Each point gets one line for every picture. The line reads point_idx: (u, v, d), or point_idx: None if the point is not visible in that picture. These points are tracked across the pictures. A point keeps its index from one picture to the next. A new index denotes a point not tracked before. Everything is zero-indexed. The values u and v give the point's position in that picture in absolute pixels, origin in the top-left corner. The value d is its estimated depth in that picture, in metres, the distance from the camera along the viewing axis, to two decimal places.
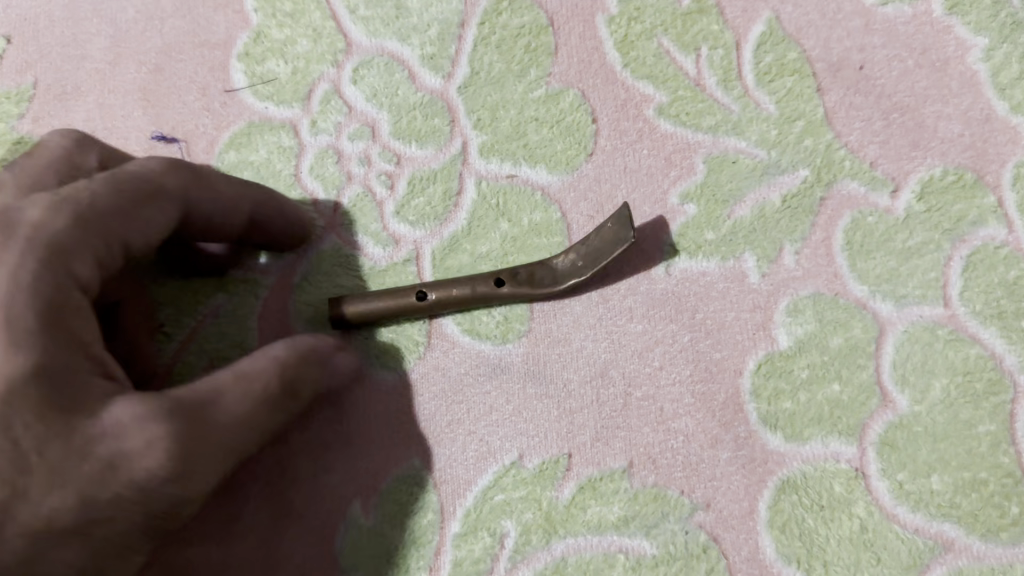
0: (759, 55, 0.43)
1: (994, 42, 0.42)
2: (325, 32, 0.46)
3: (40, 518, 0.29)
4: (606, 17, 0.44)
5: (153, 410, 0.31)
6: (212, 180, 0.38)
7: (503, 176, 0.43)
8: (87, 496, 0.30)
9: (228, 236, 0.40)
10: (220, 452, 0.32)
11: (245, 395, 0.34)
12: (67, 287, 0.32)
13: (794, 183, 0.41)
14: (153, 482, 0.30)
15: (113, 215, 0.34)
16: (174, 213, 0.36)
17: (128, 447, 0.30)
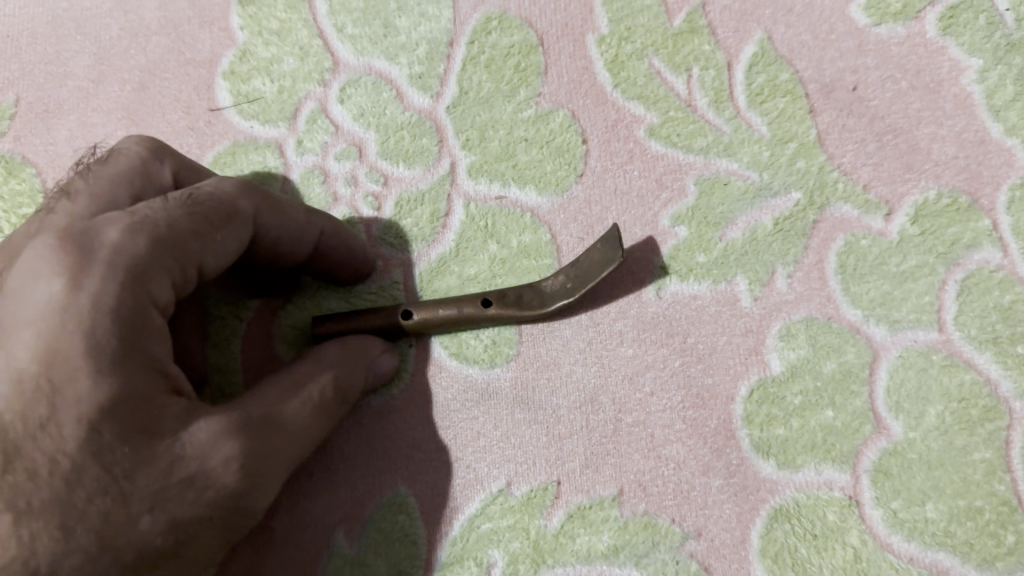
0: (751, 76, 0.42)
1: (989, 64, 0.41)
2: (311, 49, 0.45)
3: (136, 543, 0.30)
4: (596, 37, 0.44)
5: (227, 427, 0.32)
6: (280, 201, 0.38)
7: (492, 198, 0.42)
8: (176, 517, 0.30)
9: (293, 260, 0.39)
10: (286, 462, 0.34)
11: (308, 403, 0.35)
12: (148, 309, 0.31)
13: (787, 205, 0.41)
14: (231, 497, 0.32)
15: (191, 238, 0.33)
16: (246, 233, 0.36)
17: (210, 468, 0.31)
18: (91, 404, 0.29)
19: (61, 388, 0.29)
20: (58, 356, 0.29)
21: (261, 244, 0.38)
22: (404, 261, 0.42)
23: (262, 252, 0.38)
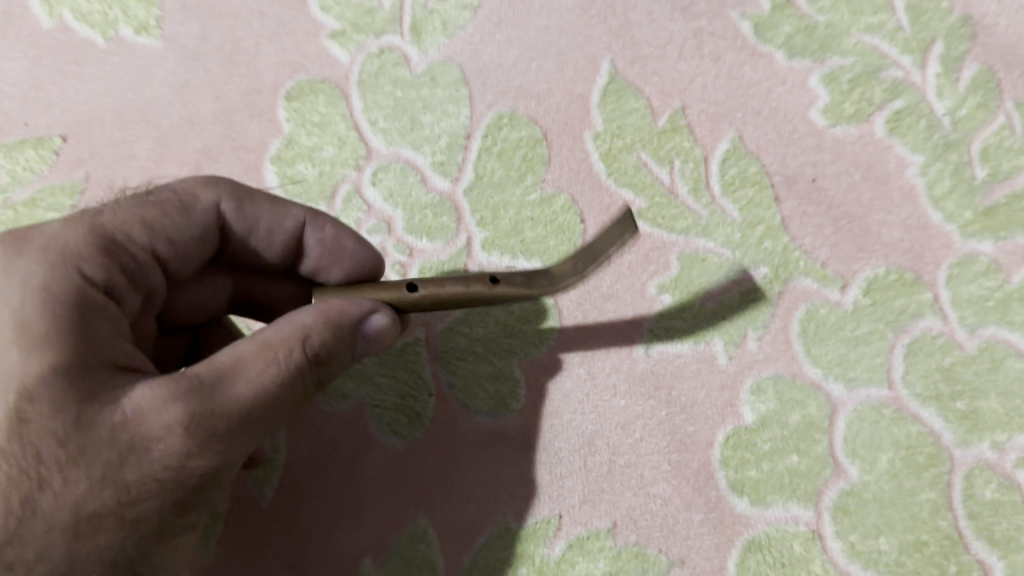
0: (724, 169, 0.48)
1: (929, 160, 0.47)
2: (348, 139, 0.51)
3: (74, 499, 0.33)
4: (592, 134, 0.49)
5: (171, 393, 0.34)
6: (250, 192, 0.43)
7: (503, 268, 0.48)
8: (115, 477, 0.33)
9: (281, 255, 0.45)
10: (241, 424, 0.34)
11: (268, 366, 0.35)
12: (88, 291, 0.37)
13: (756, 279, 0.47)
14: (176, 459, 0.34)
15: (134, 224, 0.40)
16: (207, 224, 0.42)
17: (148, 431, 0.33)
18: (25, 371, 0.34)
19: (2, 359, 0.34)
20: None
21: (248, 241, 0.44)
22: (425, 321, 0.49)
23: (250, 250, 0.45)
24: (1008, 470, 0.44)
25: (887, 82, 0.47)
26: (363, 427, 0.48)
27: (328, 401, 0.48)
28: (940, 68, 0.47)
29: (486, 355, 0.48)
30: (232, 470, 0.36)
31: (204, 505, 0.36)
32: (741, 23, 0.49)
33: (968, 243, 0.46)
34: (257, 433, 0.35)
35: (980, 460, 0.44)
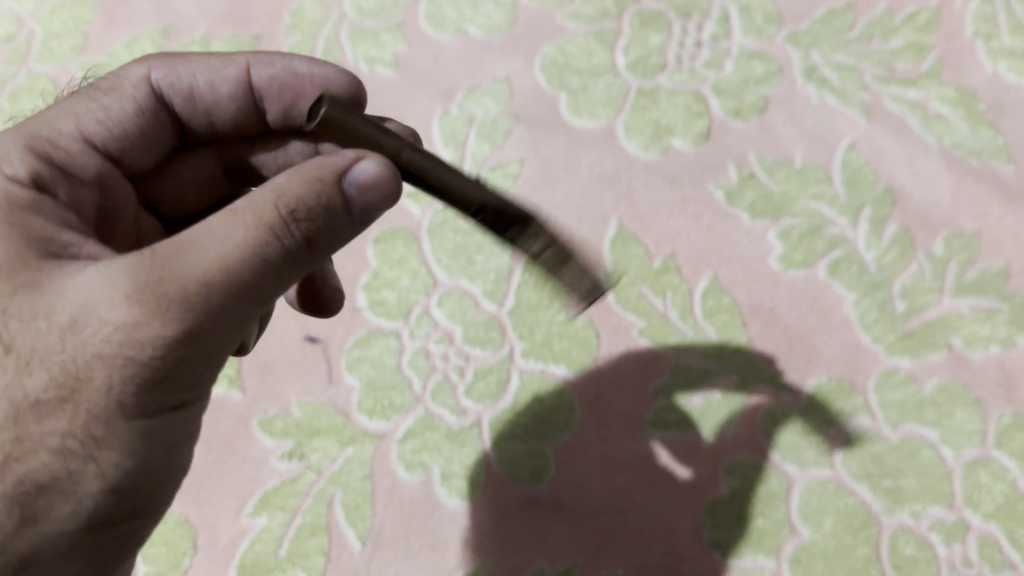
0: (704, 299, 0.62)
1: (860, 297, 0.61)
2: (420, 273, 0.64)
3: (26, 382, 0.38)
4: (604, 270, 0.63)
5: (124, 271, 0.37)
6: (181, 57, 0.51)
7: (537, 370, 0.61)
8: (69, 354, 0.37)
9: (241, 108, 0.51)
10: (193, 289, 0.36)
11: (233, 232, 0.37)
12: (17, 195, 0.43)
13: (729, 383, 0.60)
14: (123, 331, 0.36)
15: (61, 116, 0.48)
16: (143, 95, 0.50)
17: (98, 306, 0.37)
18: None
19: None
20: None
21: (201, 102, 0.51)
22: (480, 411, 0.60)
23: (210, 111, 0.51)
24: (923, 532, 0.55)
25: (828, 237, 0.62)
26: (431, 492, 0.58)
27: (408, 469, 0.59)
28: (869, 227, 0.62)
29: (528, 438, 0.59)
30: (196, 340, 0.37)
31: (174, 384, 0.38)
32: (716, 191, 0.64)
33: (892, 359, 0.59)
34: (217, 298, 0.37)
35: (902, 525, 0.55)
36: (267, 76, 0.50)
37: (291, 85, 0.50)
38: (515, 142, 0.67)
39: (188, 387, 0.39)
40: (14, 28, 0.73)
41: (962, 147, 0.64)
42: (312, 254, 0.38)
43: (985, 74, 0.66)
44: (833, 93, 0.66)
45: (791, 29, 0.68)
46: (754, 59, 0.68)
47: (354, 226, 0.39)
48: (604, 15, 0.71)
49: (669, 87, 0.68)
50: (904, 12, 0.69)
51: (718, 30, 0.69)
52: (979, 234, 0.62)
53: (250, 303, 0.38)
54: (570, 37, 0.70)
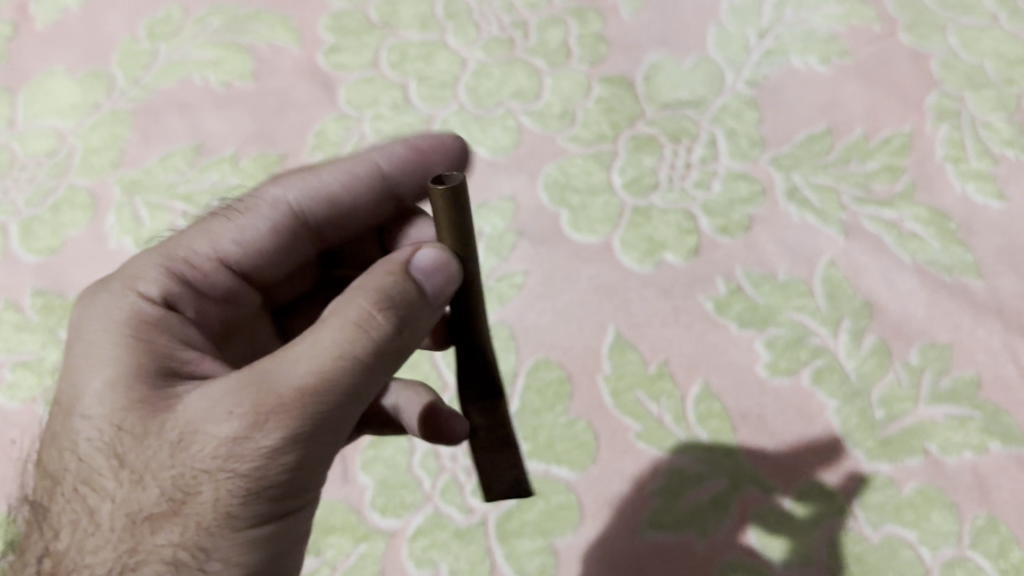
0: (697, 405, 0.66)
1: (841, 404, 0.65)
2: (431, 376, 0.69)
3: (142, 496, 0.42)
4: (603, 377, 0.67)
5: (232, 387, 0.42)
6: (315, 173, 0.57)
7: (541, 471, 0.64)
8: (182, 467, 0.41)
9: (371, 202, 0.59)
10: (296, 398, 0.40)
11: (328, 341, 0.41)
12: (144, 313, 0.48)
13: (720, 486, 0.63)
14: (233, 442, 0.40)
15: (194, 238, 0.54)
16: (282, 214, 0.56)
17: (209, 421, 0.41)
18: (89, 387, 0.44)
19: (72, 386, 0.45)
20: (72, 365, 0.46)
21: (338, 211, 0.58)
22: (486, 509, 0.63)
23: (345, 217, 0.58)
24: None
25: (811, 347, 0.67)
26: None
27: (417, 566, 0.62)
28: (849, 337, 0.67)
29: (531, 536, 0.62)
30: (301, 447, 0.41)
31: (278, 491, 0.42)
32: (705, 303, 0.69)
33: (871, 463, 0.63)
34: (316, 406, 0.41)
35: None
36: (389, 163, 0.58)
37: (420, 160, 0.59)
38: (520, 256, 0.72)
39: (292, 494, 0.43)
40: (57, 142, 0.78)
41: (934, 263, 0.69)
42: (400, 349, 0.44)
43: (955, 195, 0.72)
44: (813, 212, 0.71)
45: (773, 153, 0.75)
46: (740, 180, 0.74)
47: (432, 313, 0.45)
48: (602, 138, 0.77)
49: (662, 205, 0.73)
50: (879, 137, 0.75)
51: (707, 153, 0.75)
52: (952, 345, 0.66)
53: (350, 406, 0.42)
54: (571, 157, 0.76)
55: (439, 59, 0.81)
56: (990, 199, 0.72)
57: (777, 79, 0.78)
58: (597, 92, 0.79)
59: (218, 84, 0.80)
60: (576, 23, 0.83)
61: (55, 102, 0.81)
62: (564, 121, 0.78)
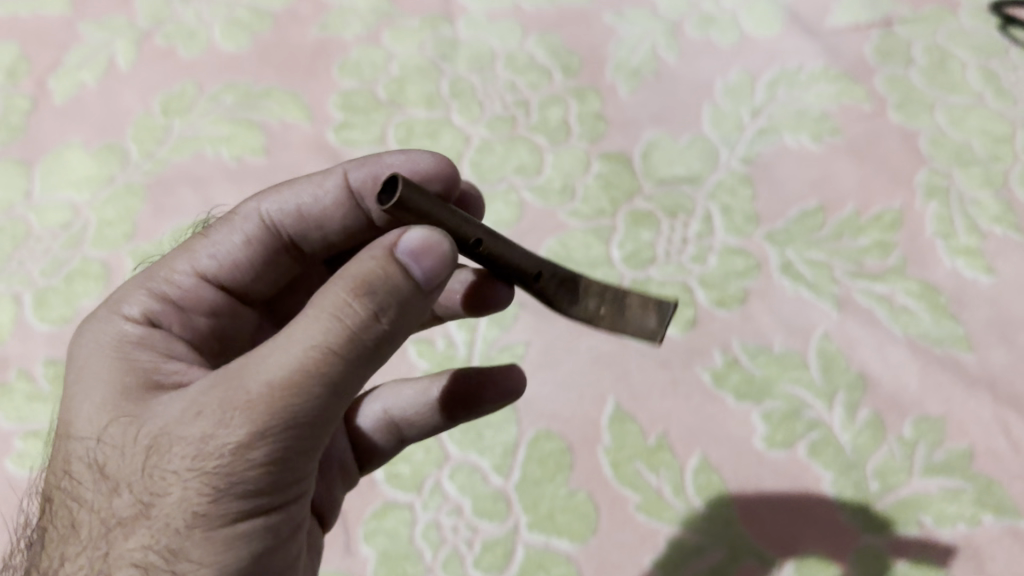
0: (695, 476, 0.67)
1: (836, 476, 0.66)
2: (433, 448, 0.69)
3: (122, 500, 0.44)
4: (603, 448, 0.68)
5: (209, 389, 0.43)
6: (287, 185, 0.59)
7: (542, 543, 0.65)
8: (157, 469, 0.43)
9: (346, 212, 0.59)
10: (263, 394, 0.41)
11: (301, 336, 0.41)
12: (124, 332, 0.51)
13: (719, 558, 0.64)
14: (203, 441, 0.41)
15: (176, 255, 0.57)
16: (256, 227, 0.58)
17: (183, 423, 0.42)
18: (80, 404, 0.47)
19: (65, 404, 0.49)
20: (68, 385, 0.50)
21: (312, 218, 0.59)
22: None
23: (321, 225, 0.59)
24: None
25: (807, 419, 0.68)
26: None
27: None
28: (844, 410, 0.68)
29: None
30: (270, 443, 0.41)
31: (253, 489, 0.42)
32: (703, 374, 0.71)
33: (867, 535, 0.64)
34: (285, 400, 0.41)
35: None
36: (361, 177, 0.58)
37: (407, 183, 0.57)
38: (521, 327, 0.74)
39: (271, 492, 0.43)
40: (71, 215, 0.81)
41: (925, 336, 0.71)
42: (387, 334, 0.42)
43: (945, 269, 0.74)
44: (807, 286, 0.73)
45: (767, 228, 0.77)
46: (735, 255, 0.76)
47: (427, 296, 0.43)
48: (601, 213, 0.79)
49: (660, 278, 0.75)
50: (870, 213, 0.77)
51: (702, 228, 0.77)
52: (944, 417, 0.68)
53: (327, 398, 0.42)
54: (571, 232, 0.78)
55: (444, 136, 0.83)
56: (979, 273, 0.74)
57: (770, 157, 0.81)
58: (596, 168, 0.81)
59: (230, 159, 0.82)
60: (575, 101, 0.85)
61: (71, 174, 0.83)
62: (565, 197, 0.80)
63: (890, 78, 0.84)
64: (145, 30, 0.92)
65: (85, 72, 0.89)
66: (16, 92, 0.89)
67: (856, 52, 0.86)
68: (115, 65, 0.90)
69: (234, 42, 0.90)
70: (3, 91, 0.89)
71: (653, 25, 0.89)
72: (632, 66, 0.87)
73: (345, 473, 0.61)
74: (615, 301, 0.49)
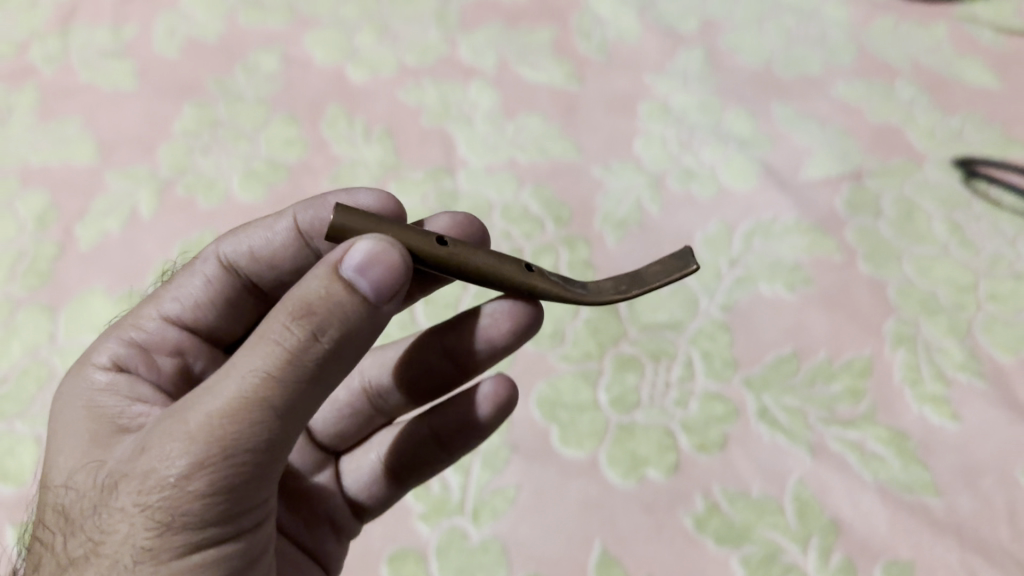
0: None
1: None
2: None
3: (82, 541, 0.48)
4: None
5: (159, 425, 0.47)
6: (242, 230, 0.66)
7: None
8: (110, 506, 0.47)
9: (295, 249, 0.65)
10: (202, 426, 0.45)
11: (242, 368, 0.45)
12: (94, 383, 0.57)
13: None
14: (149, 476, 0.45)
15: (143, 305, 0.66)
16: (216, 271, 0.66)
17: (134, 461, 0.47)
18: (56, 455, 0.53)
19: (46, 459, 0.55)
20: (49, 440, 0.56)
21: (265, 258, 0.66)
22: None
23: (274, 263, 0.66)
24: None
25: (784, 564, 0.72)
26: None
27: None
28: (818, 554, 0.72)
29: None
30: (209, 472, 0.45)
31: (198, 517, 0.46)
32: (685, 519, 0.75)
33: None
34: (223, 428, 0.45)
35: None
36: (307, 218, 0.64)
37: None
38: (513, 470, 0.78)
39: (216, 521, 0.47)
40: None
41: (895, 482, 0.75)
42: (330, 353, 0.46)
43: (912, 416, 0.78)
44: (783, 432, 0.78)
45: (745, 374, 0.82)
46: (715, 400, 0.80)
47: (370, 311, 0.46)
48: (589, 357, 0.84)
49: (644, 423, 0.80)
50: (842, 360, 0.82)
51: (684, 373, 0.82)
52: (914, 562, 0.71)
53: (270, 423, 0.45)
54: (560, 375, 0.83)
55: None
56: (946, 420, 0.78)
57: (748, 305, 0.86)
58: (585, 313, 0.87)
59: None
60: (566, 250, 0.91)
61: (95, 320, 0.89)
62: (555, 341, 0.85)
63: (860, 229, 0.90)
64: (166, 179, 0.98)
65: (109, 221, 0.95)
66: (46, 239, 0.95)
67: (828, 204, 0.92)
68: (138, 214, 0.96)
69: (251, 192, 0.96)
70: (33, 238, 0.95)
71: (638, 178, 0.95)
72: (618, 217, 0.93)
73: (338, 530, 0.71)
74: (632, 279, 0.58)
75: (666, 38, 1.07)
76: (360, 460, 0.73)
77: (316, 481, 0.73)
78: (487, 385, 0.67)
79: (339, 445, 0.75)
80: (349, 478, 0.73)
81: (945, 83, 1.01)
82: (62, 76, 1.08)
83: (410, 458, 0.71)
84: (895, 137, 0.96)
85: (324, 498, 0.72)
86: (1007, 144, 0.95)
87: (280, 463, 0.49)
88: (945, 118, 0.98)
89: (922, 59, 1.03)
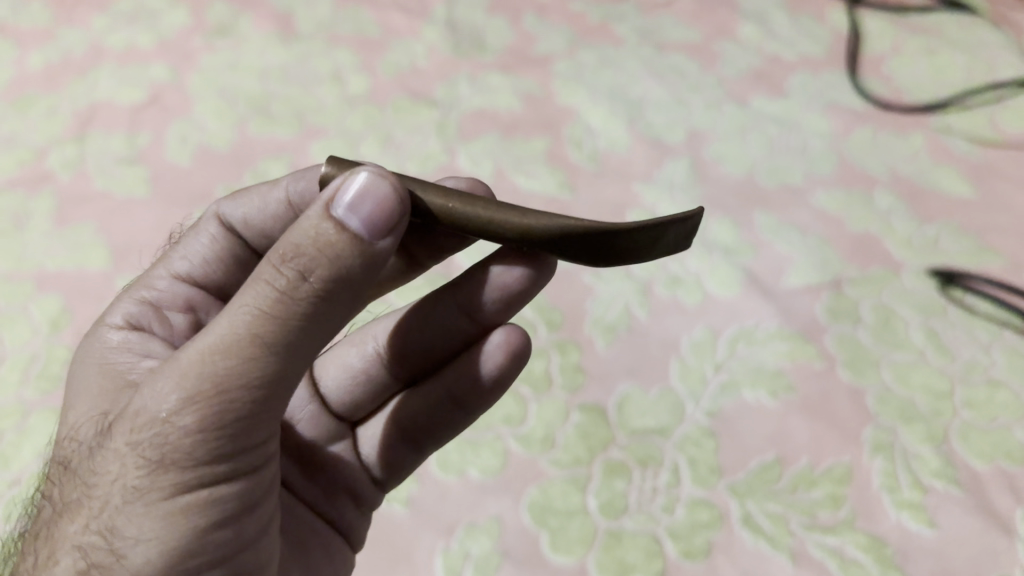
0: None
1: None
2: None
3: (85, 484, 0.56)
4: None
5: (159, 372, 0.54)
6: (240, 198, 0.77)
7: None
8: (111, 447, 0.54)
9: (283, 220, 0.76)
10: (194, 367, 0.51)
11: (233, 313, 0.52)
12: (110, 345, 0.67)
13: None
14: (146, 414, 0.52)
15: (158, 262, 0.78)
16: (219, 233, 0.77)
17: (134, 406, 0.54)
18: (78, 413, 0.63)
19: (66, 418, 0.64)
20: (69, 403, 0.65)
21: (258, 225, 0.77)
22: None
23: (267, 230, 0.77)
24: None
25: None
26: None
27: None
28: None
29: None
30: (197, 408, 0.51)
31: (190, 453, 0.52)
32: None
33: None
34: (212, 366, 0.51)
35: None
36: (294, 191, 0.74)
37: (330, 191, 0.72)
38: None
39: (208, 459, 0.53)
40: None
41: None
42: (320, 293, 0.51)
43: (891, 522, 0.81)
44: (766, 540, 0.80)
45: (730, 481, 0.85)
46: (701, 507, 0.83)
47: (357, 251, 0.51)
48: (579, 462, 0.87)
49: (632, 529, 0.82)
50: (822, 467, 0.84)
51: (671, 479, 0.85)
52: None
53: (259, 361, 0.51)
54: (551, 480, 0.86)
55: None
56: (924, 527, 0.80)
57: (732, 411, 0.89)
58: (575, 418, 0.90)
59: None
60: (558, 355, 0.94)
61: None
62: (547, 445, 0.88)
63: (839, 336, 0.93)
64: None
65: None
66: (59, 342, 0.99)
67: (809, 311, 0.96)
68: None
69: None
70: (46, 342, 0.99)
71: (627, 284, 0.99)
72: (607, 321, 0.97)
73: (359, 501, 0.80)
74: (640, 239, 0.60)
75: (654, 148, 1.12)
76: (375, 429, 0.82)
77: (331, 450, 0.81)
78: (502, 336, 0.73)
79: (356, 415, 0.83)
80: (365, 447, 0.82)
81: (921, 192, 1.05)
82: (78, 181, 1.13)
83: (429, 418, 0.78)
84: (873, 245, 1.01)
85: (343, 467, 0.81)
86: (981, 252, 0.99)
87: (275, 406, 0.54)
88: (921, 226, 1.02)
89: (899, 168, 1.08)
